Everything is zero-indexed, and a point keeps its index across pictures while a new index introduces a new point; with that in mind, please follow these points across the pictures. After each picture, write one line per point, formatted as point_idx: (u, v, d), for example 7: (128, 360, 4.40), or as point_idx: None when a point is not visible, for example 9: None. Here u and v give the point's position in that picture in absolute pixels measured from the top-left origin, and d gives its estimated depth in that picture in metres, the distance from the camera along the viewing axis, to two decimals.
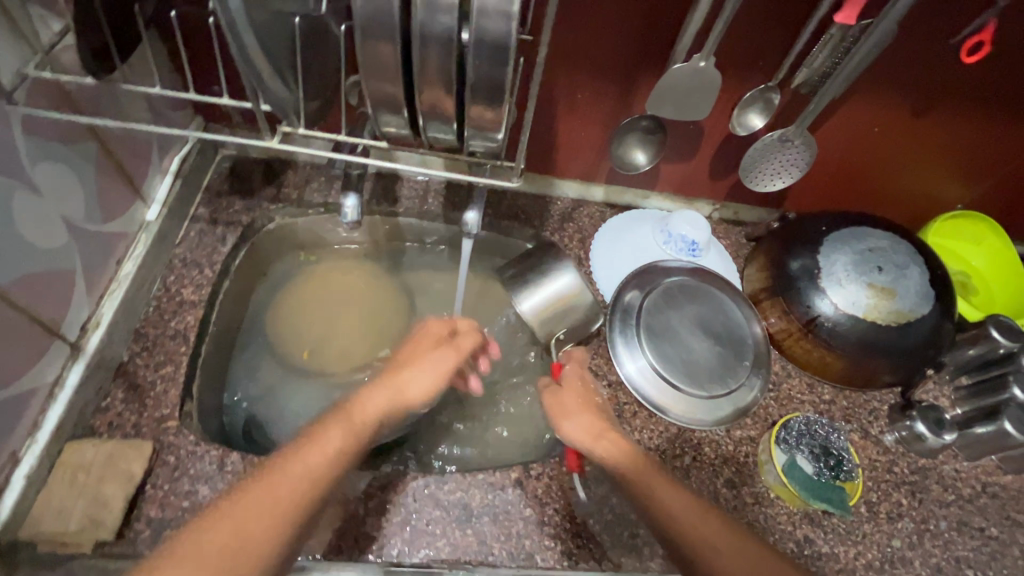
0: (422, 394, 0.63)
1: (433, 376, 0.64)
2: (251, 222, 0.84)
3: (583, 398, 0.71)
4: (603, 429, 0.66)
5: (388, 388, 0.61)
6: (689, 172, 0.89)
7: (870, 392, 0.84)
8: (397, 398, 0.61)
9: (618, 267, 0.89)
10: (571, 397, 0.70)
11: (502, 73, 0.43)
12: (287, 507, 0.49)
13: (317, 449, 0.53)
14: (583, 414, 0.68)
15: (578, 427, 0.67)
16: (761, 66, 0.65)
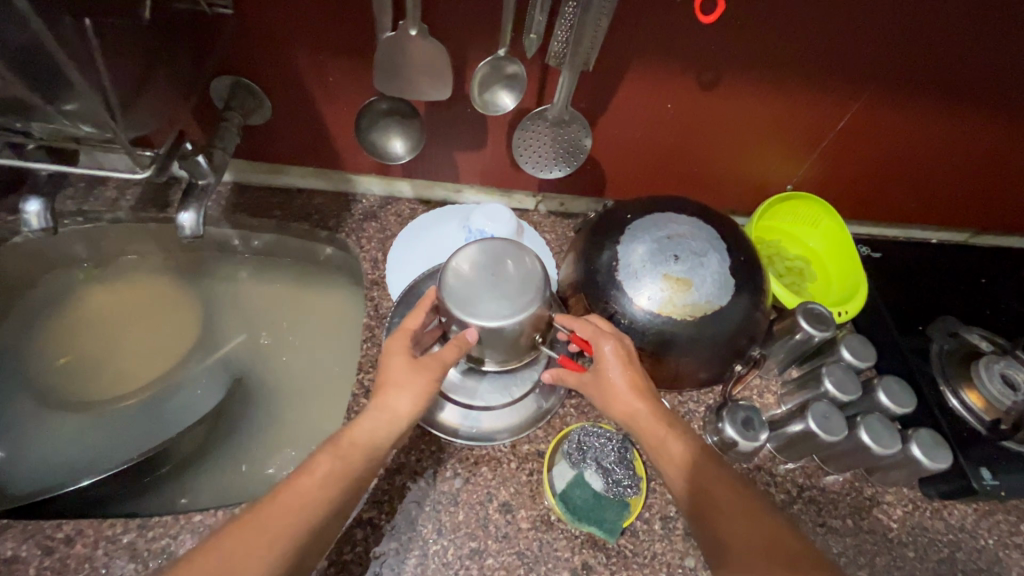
0: (412, 409, 0.59)
1: (422, 402, 0.59)
2: None
3: (627, 374, 0.61)
4: (645, 414, 0.61)
5: (379, 412, 0.57)
6: (491, 162, 0.82)
7: (686, 393, 0.78)
8: (391, 424, 0.57)
9: (413, 269, 0.81)
10: (609, 377, 0.61)
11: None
12: (278, 532, 0.49)
13: (307, 482, 0.52)
14: (628, 396, 0.61)
15: (621, 411, 0.62)
16: (482, 31, 0.58)
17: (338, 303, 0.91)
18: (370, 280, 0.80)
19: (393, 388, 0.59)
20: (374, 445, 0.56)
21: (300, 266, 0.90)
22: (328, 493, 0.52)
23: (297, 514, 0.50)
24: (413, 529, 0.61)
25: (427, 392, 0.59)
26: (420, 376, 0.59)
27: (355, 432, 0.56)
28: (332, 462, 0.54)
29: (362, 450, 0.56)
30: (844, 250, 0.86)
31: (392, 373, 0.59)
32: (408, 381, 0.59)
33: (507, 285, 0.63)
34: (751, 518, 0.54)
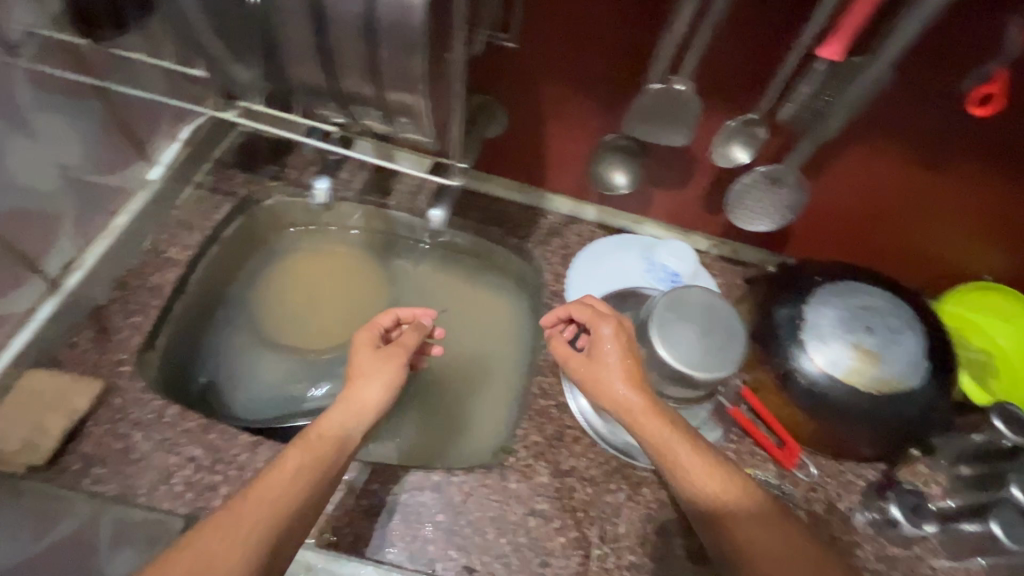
0: (380, 396, 0.66)
1: (388, 386, 0.67)
2: (249, 196, 0.89)
3: (623, 357, 0.62)
4: (640, 405, 0.60)
5: (348, 402, 0.64)
6: (683, 203, 0.85)
7: (847, 462, 0.76)
8: (359, 411, 0.64)
9: (594, 289, 0.87)
10: (605, 358, 0.63)
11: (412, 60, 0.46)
12: (264, 514, 0.52)
13: (279, 473, 0.55)
14: (625, 383, 0.61)
15: (621, 399, 0.61)
16: (743, 94, 0.62)
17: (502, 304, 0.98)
18: (551, 292, 0.87)
19: (363, 378, 0.66)
20: (344, 434, 0.62)
21: (475, 267, 0.98)
22: (306, 483, 0.56)
23: (288, 493, 0.54)
24: (580, 530, 0.67)
25: (394, 378, 0.67)
26: (385, 363, 0.68)
27: (322, 427, 0.61)
28: (303, 455, 0.57)
29: (332, 440, 0.60)
30: None
31: (361, 363, 0.68)
32: (374, 369, 0.67)
33: (714, 330, 0.68)
34: (779, 534, 0.55)
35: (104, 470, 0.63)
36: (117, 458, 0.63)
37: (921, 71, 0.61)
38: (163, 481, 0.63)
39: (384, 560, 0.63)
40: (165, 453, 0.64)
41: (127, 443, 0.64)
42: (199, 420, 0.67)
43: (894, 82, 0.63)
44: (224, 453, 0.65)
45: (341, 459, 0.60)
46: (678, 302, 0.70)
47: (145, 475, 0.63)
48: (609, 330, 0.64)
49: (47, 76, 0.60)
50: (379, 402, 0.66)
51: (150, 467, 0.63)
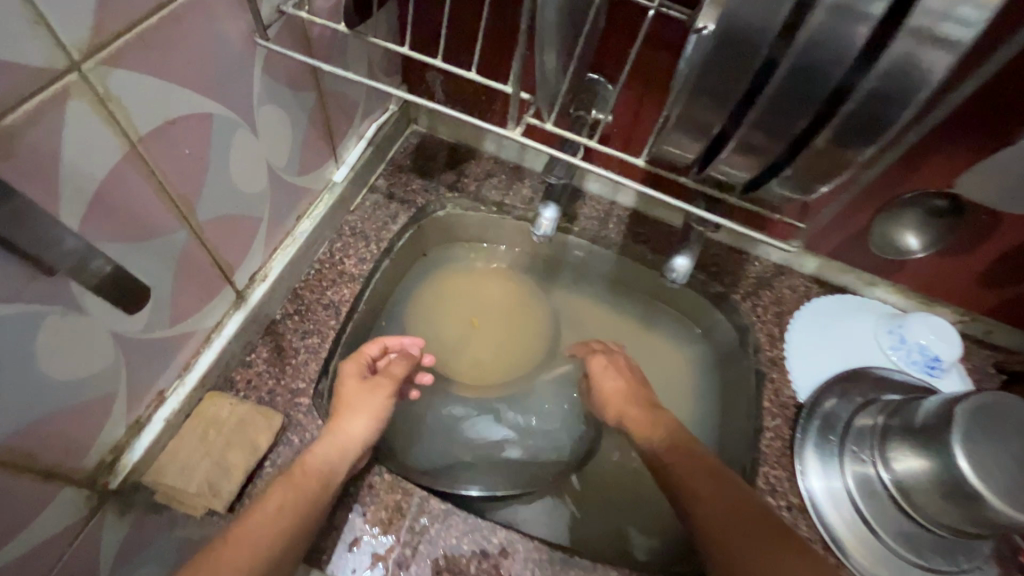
0: (365, 433, 0.58)
1: (374, 418, 0.60)
2: (424, 205, 0.79)
3: (617, 380, 0.73)
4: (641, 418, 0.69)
5: (332, 436, 0.56)
6: (951, 271, 0.69)
7: None
8: (345, 446, 0.56)
9: (821, 361, 0.72)
10: (604, 384, 0.73)
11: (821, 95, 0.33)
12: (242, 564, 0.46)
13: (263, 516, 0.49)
14: (615, 401, 0.71)
15: (615, 418, 0.71)
16: None
17: (674, 361, 0.84)
18: (767, 358, 0.73)
19: (347, 413, 0.59)
20: (334, 470, 0.54)
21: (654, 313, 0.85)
22: (292, 519, 0.50)
23: (270, 537, 0.48)
24: None
25: (380, 412, 0.60)
26: (373, 398, 0.61)
27: (307, 460, 0.54)
28: (286, 493, 0.51)
29: (319, 474, 0.53)
30: None
31: (347, 396, 0.61)
32: (361, 402, 0.60)
33: None
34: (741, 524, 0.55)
35: None
36: None
37: None
38: None
39: None
40: None
41: None
42: None
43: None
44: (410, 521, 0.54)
45: (327, 495, 0.53)
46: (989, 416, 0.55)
47: None
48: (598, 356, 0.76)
49: (278, 66, 0.51)
50: (367, 439, 0.58)
51: None
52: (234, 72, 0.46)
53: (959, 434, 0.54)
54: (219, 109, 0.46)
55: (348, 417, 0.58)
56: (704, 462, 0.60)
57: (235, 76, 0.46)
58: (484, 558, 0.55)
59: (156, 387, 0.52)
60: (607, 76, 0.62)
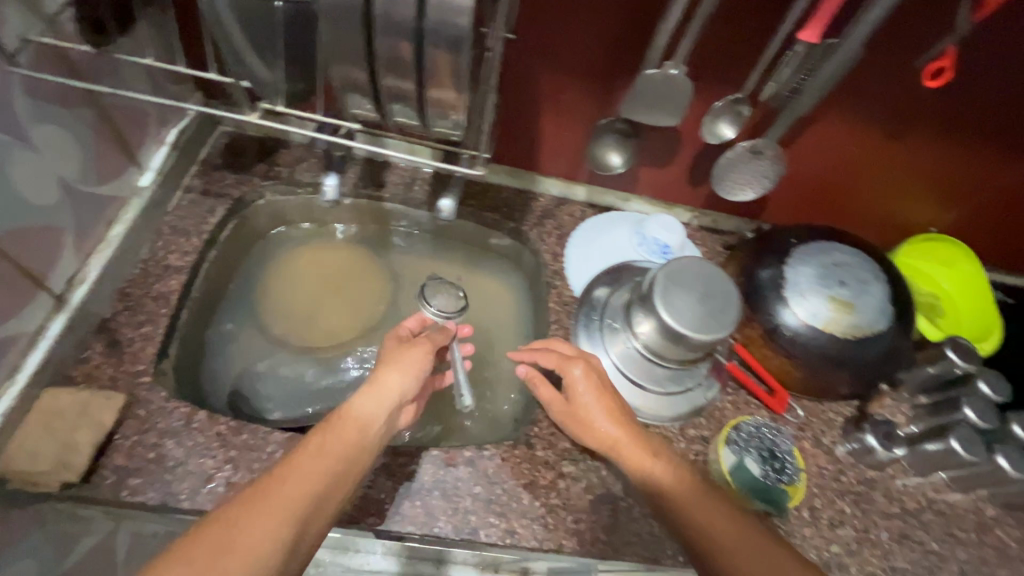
0: (406, 380, 0.67)
1: (410, 371, 0.68)
2: (241, 196, 0.88)
3: (598, 393, 0.70)
4: (626, 440, 0.66)
5: (371, 386, 0.65)
6: (667, 179, 0.91)
7: (827, 403, 0.86)
8: (383, 398, 0.65)
9: (590, 265, 0.92)
10: (580, 398, 0.70)
11: None
12: (297, 492, 0.53)
13: (312, 453, 0.57)
14: (603, 417, 0.68)
15: (602, 434, 0.68)
16: (731, 75, 0.67)
17: (495, 288, 0.99)
18: (551, 271, 0.91)
19: (386, 365, 0.68)
20: (370, 420, 0.63)
21: (475, 255, 1.00)
22: (332, 460, 0.57)
23: (309, 480, 0.55)
24: (606, 486, 0.72)
25: (419, 365, 0.70)
26: (413, 354, 0.70)
27: (354, 406, 0.63)
28: (332, 435, 0.59)
29: (354, 421, 0.62)
30: (970, 291, 0.90)
31: (389, 353, 0.71)
32: (397, 358, 0.68)
33: (711, 301, 0.74)
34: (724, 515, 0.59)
35: (140, 480, 0.63)
36: (152, 468, 0.63)
37: (884, 53, 0.68)
38: (203, 485, 0.64)
39: (369, 526, 0.66)
40: (201, 458, 0.65)
41: (159, 452, 0.64)
42: (229, 422, 0.68)
43: (866, 57, 0.69)
44: (259, 451, 0.66)
45: (366, 441, 0.61)
46: (677, 272, 0.76)
47: (184, 481, 0.63)
48: (579, 369, 0.70)
49: (42, 89, 0.58)
50: (403, 388, 0.67)
51: (188, 473, 0.64)
52: None
53: (659, 289, 0.75)
54: None
55: (393, 368, 0.67)
56: (689, 492, 0.61)
57: None
58: None
59: None
60: None
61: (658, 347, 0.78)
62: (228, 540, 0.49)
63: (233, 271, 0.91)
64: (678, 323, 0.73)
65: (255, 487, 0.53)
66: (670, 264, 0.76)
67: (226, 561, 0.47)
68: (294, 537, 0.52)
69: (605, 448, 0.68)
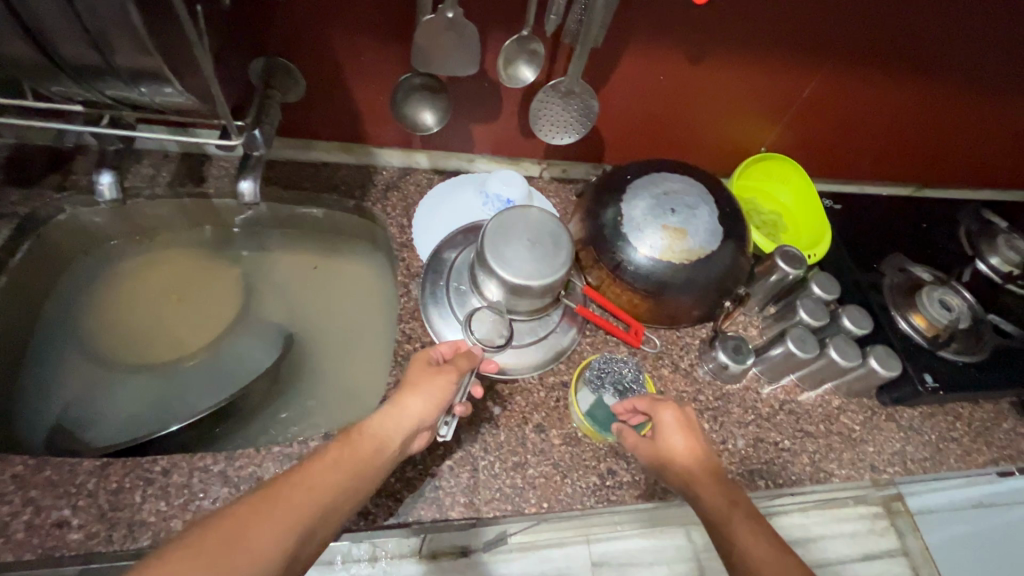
0: (424, 410, 0.62)
1: (434, 402, 0.63)
2: (31, 213, 0.79)
3: (691, 440, 0.65)
4: (701, 470, 0.62)
5: (393, 410, 0.60)
6: (502, 133, 0.90)
7: (682, 328, 0.88)
8: (403, 421, 0.60)
9: (438, 230, 0.89)
10: (670, 437, 0.65)
11: None
12: (304, 506, 0.49)
13: (322, 468, 0.53)
14: (685, 450, 0.64)
15: (680, 472, 0.63)
16: (510, 13, 0.66)
17: (352, 273, 0.95)
18: (399, 243, 0.88)
19: (413, 391, 0.63)
20: (386, 441, 0.58)
21: (326, 238, 0.95)
22: (341, 480, 0.53)
23: (319, 493, 0.51)
24: (465, 450, 0.72)
25: (439, 394, 0.63)
26: (437, 381, 0.64)
27: (368, 428, 0.58)
28: (343, 450, 0.55)
29: (371, 443, 0.57)
30: (808, 203, 0.97)
31: (417, 377, 0.65)
32: (424, 383, 0.63)
33: (538, 249, 0.73)
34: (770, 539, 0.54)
35: None
36: None
37: None
38: None
39: None
40: None
41: None
42: (25, 461, 0.60)
43: None
44: (65, 485, 0.60)
45: (378, 463, 0.57)
46: (503, 224, 0.75)
47: None
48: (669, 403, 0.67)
49: None
50: (421, 417, 0.62)
51: None
52: None
53: (486, 243, 0.73)
54: None
55: (415, 395, 0.62)
56: (757, 516, 0.57)
57: None
58: (147, 484, 0.61)
59: None
60: None
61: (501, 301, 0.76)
62: (237, 536, 0.45)
63: (44, 296, 0.82)
64: (508, 274, 0.72)
65: (261, 490, 0.49)
66: (498, 217, 0.75)
67: (236, 559, 0.43)
68: (297, 548, 0.47)
69: (677, 476, 0.63)
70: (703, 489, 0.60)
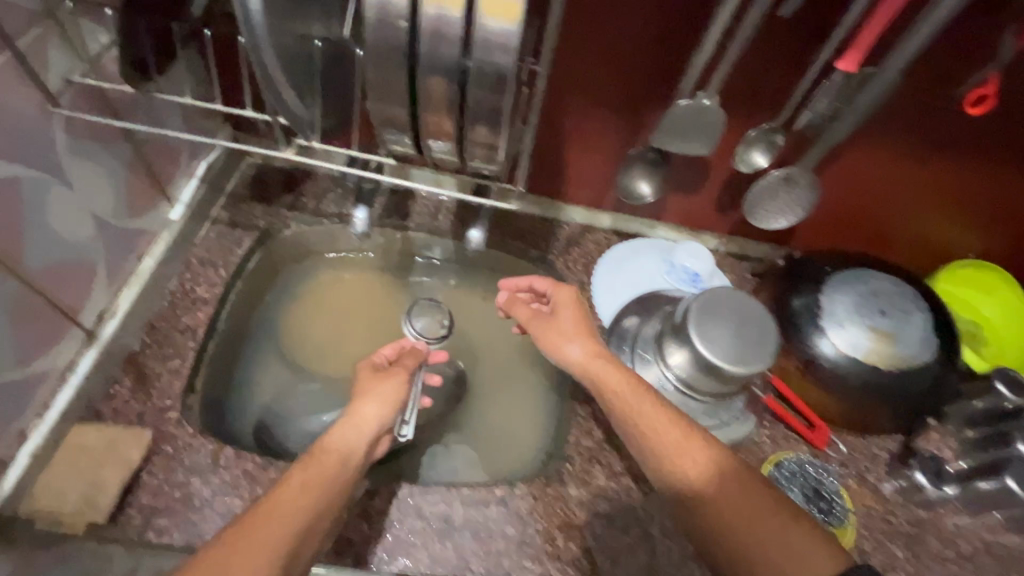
0: (379, 413, 0.64)
1: (388, 401, 0.65)
2: (268, 227, 0.87)
3: (577, 320, 0.73)
4: (593, 360, 0.69)
5: (350, 417, 0.63)
6: (696, 206, 0.90)
7: (870, 437, 0.82)
8: (362, 428, 0.62)
9: (617, 293, 0.90)
10: (563, 320, 0.73)
11: (457, 97, 0.44)
12: (280, 529, 0.50)
13: (291, 489, 0.53)
14: (580, 336, 0.71)
15: (576, 362, 0.69)
16: (764, 104, 0.67)
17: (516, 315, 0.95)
18: (579, 300, 0.89)
19: (362, 398, 0.65)
20: (349, 448, 0.60)
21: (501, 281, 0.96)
22: (318, 490, 0.54)
23: (292, 517, 0.51)
24: (643, 528, 0.70)
25: (393, 396, 0.66)
26: (387, 385, 0.67)
27: (325, 444, 0.59)
28: (306, 471, 0.55)
29: (335, 454, 0.58)
30: (1017, 320, 0.85)
31: (366, 385, 0.68)
32: (374, 389, 0.66)
33: (749, 335, 0.71)
34: (749, 502, 0.56)
35: (166, 521, 0.61)
36: (178, 507, 0.62)
37: (919, 77, 0.67)
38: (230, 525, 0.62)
39: (399, 570, 0.63)
40: (227, 497, 0.63)
41: (186, 492, 0.63)
42: (256, 460, 0.66)
43: (905, 83, 0.68)
44: None
45: (347, 471, 0.58)
46: (711, 303, 0.74)
47: (211, 522, 0.62)
48: (566, 305, 0.74)
49: (79, 127, 0.60)
50: (379, 419, 0.64)
51: (215, 513, 0.62)
52: (33, 141, 0.54)
53: (693, 321, 0.73)
54: (24, 171, 0.54)
55: (368, 399, 0.64)
56: (699, 438, 0.61)
57: (36, 144, 0.55)
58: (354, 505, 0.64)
59: (15, 426, 0.60)
60: None
61: (693, 379, 0.75)
62: (224, 571, 0.45)
63: (256, 300, 0.87)
64: (715, 357, 0.71)
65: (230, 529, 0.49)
66: (705, 293, 0.75)
67: None
68: (300, 543, 0.50)
69: (579, 365, 0.69)
70: (605, 378, 0.67)
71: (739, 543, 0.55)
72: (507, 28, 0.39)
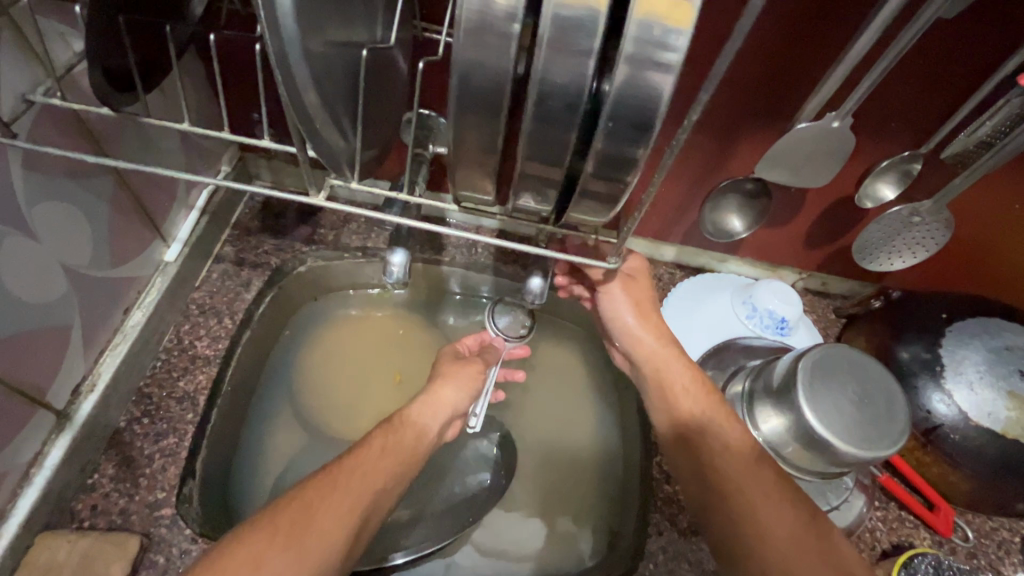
0: (459, 397, 0.61)
1: (467, 387, 0.62)
2: (280, 264, 0.72)
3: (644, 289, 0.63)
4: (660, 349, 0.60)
5: (430, 396, 0.59)
6: (780, 239, 0.77)
7: (998, 519, 0.69)
8: (439, 408, 0.58)
9: (688, 341, 0.76)
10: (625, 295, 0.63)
11: (571, 137, 0.31)
12: (362, 476, 0.48)
13: (372, 456, 0.50)
14: (649, 307, 0.62)
15: (638, 341, 0.61)
16: (892, 125, 0.56)
17: (571, 362, 0.78)
18: None
19: (445, 379, 0.62)
20: (427, 422, 0.57)
21: (551, 323, 0.79)
22: (396, 459, 0.51)
23: (377, 471, 0.49)
24: None
25: (473, 381, 0.63)
26: (468, 370, 0.63)
27: (409, 412, 0.56)
28: (389, 434, 0.53)
29: (414, 428, 0.56)
30: None
31: (445, 366, 0.64)
32: (457, 372, 0.63)
33: (869, 410, 0.58)
34: (789, 514, 0.49)
35: None
36: None
37: None
38: None
39: None
40: None
41: None
42: None
43: None
44: None
45: (422, 447, 0.55)
46: (823, 364, 0.61)
47: None
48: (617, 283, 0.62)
49: (49, 163, 0.47)
50: (458, 403, 0.61)
51: None
52: None
53: (803, 389, 0.59)
54: None
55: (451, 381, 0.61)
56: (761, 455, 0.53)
57: None
58: None
59: None
60: (436, 108, 0.61)
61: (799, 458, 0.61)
62: (310, 520, 0.44)
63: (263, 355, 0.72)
64: (832, 437, 0.57)
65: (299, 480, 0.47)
66: (817, 352, 0.61)
67: (310, 537, 0.43)
68: (377, 499, 0.48)
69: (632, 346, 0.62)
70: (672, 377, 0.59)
71: (746, 530, 0.49)
72: (674, 35, 0.26)
